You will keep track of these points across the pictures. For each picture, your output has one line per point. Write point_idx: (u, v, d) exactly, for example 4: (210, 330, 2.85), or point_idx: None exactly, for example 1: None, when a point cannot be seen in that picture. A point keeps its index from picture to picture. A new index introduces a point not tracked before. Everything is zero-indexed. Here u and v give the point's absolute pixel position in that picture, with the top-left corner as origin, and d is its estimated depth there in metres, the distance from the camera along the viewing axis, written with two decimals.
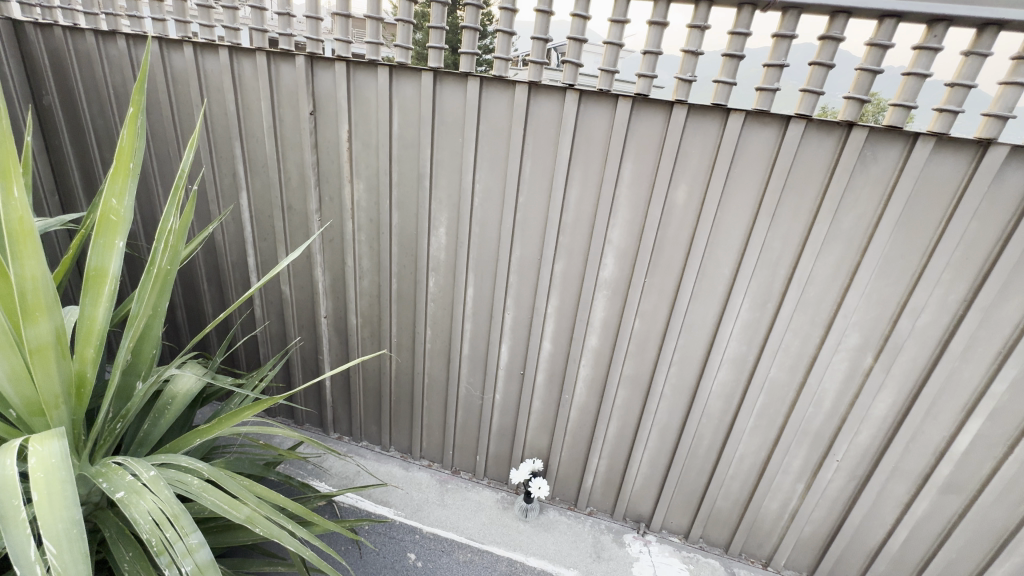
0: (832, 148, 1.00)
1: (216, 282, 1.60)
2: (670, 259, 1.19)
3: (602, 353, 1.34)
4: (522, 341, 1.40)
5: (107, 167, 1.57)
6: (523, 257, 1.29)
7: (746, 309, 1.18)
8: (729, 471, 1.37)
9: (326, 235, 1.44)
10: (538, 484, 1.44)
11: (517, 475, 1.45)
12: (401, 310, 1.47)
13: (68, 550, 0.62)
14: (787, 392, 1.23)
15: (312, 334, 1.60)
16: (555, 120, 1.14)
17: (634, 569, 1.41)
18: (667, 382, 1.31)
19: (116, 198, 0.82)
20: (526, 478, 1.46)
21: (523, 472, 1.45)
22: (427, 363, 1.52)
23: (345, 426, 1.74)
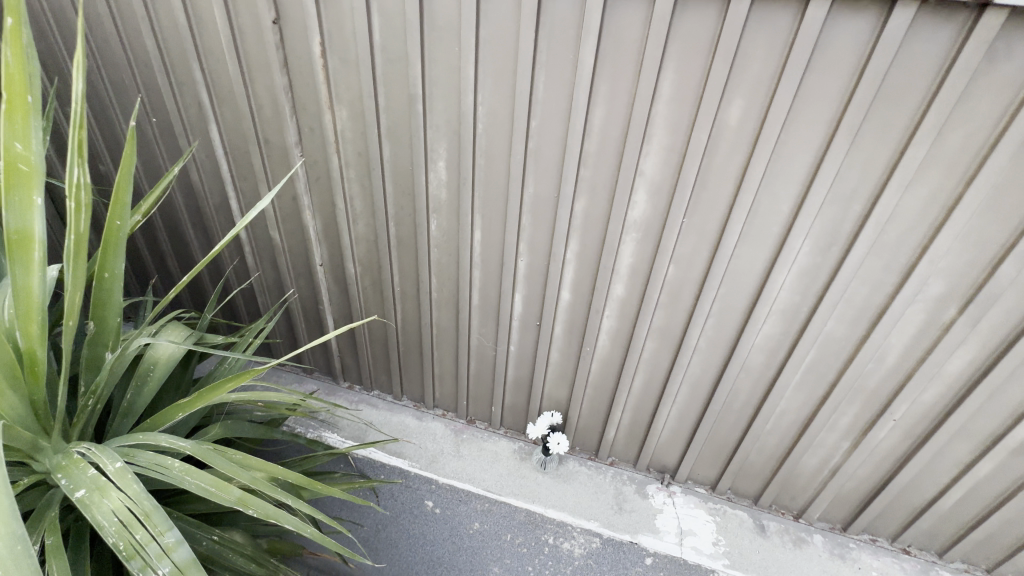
0: (950, 41, 0.75)
1: (202, 227, 1.47)
2: (714, 195, 0.98)
3: (628, 304, 1.18)
4: (538, 291, 1.24)
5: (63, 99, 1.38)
6: (538, 196, 1.10)
7: (804, 254, 0.98)
8: (766, 428, 1.26)
9: (311, 173, 1.25)
10: (557, 439, 1.35)
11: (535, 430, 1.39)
12: (402, 257, 1.32)
13: (15, 567, 0.54)
14: (843, 347, 1.07)
15: (309, 283, 1.47)
16: (575, 18, 0.89)
17: (656, 521, 1.37)
18: (702, 335, 1.16)
19: (21, 142, 0.64)
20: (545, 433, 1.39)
21: (541, 427, 1.39)
22: (435, 314, 1.40)
23: (354, 375, 1.66)
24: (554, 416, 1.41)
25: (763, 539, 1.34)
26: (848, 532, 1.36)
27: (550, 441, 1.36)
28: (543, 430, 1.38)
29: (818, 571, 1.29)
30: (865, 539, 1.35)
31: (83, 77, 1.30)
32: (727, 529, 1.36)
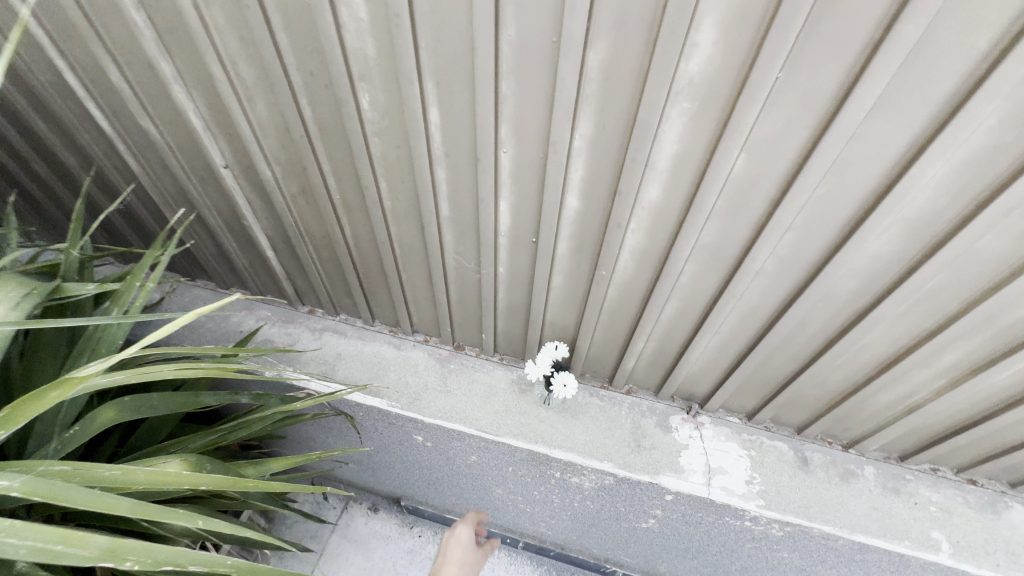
0: None
1: (54, 118, 1.04)
2: (843, 23, 0.54)
3: (665, 213, 0.80)
4: (532, 197, 0.85)
5: None
6: (526, 43, 0.66)
7: (981, 128, 0.58)
8: (834, 365, 0.97)
9: (164, 22, 0.79)
10: (561, 380, 1.08)
11: (534, 371, 1.11)
12: (332, 155, 0.90)
13: None
14: (989, 270, 0.71)
15: (221, 192, 1.08)
16: None
17: (681, 459, 1.16)
18: (772, 256, 0.79)
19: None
20: (547, 373, 1.11)
21: (542, 366, 1.11)
22: (393, 230, 1.02)
23: (313, 299, 1.36)
24: (558, 350, 1.12)
25: (805, 474, 1.15)
26: (905, 463, 1.16)
27: (553, 381, 1.09)
28: (545, 371, 1.10)
29: (868, 509, 1.11)
30: (924, 469, 1.16)
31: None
32: (763, 465, 1.16)
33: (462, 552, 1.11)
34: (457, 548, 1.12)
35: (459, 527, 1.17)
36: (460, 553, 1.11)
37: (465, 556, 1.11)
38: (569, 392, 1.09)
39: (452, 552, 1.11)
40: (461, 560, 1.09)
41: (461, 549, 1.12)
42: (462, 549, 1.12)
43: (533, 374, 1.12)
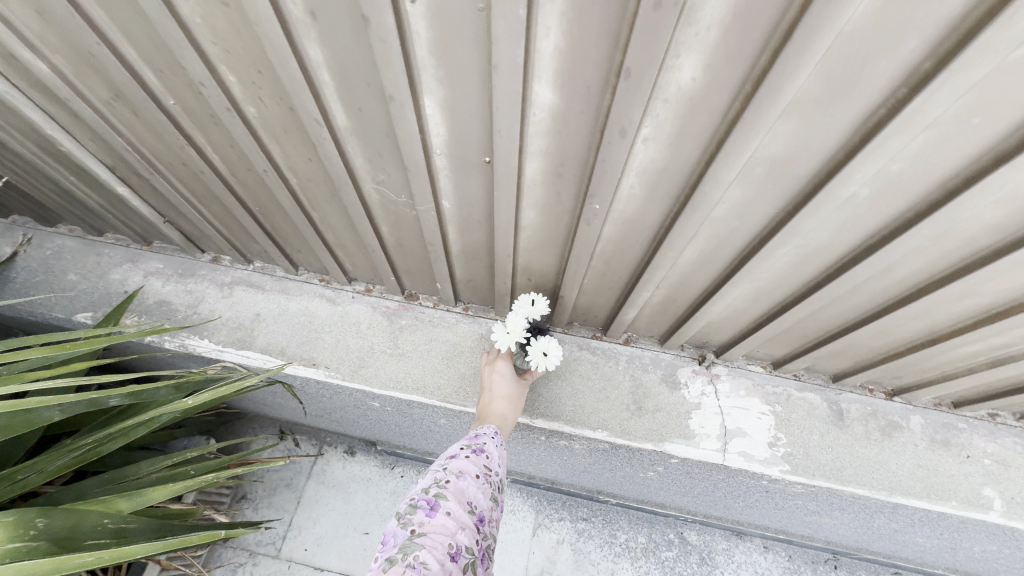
0: None
1: None
2: None
3: (704, 111, 0.47)
4: (476, 91, 0.51)
5: None
6: None
7: None
8: (913, 317, 0.70)
9: None
10: (540, 348, 0.82)
11: (503, 336, 0.84)
12: (132, 28, 0.53)
13: None
14: None
15: (4, 104, 0.70)
16: None
17: (692, 422, 0.95)
18: (873, 177, 0.48)
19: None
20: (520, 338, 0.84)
21: (513, 329, 0.83)
22: (276, 154, 0.67)
23: (215, 247, 1.04)
24: (534, 307, 0.84)
25: (841, 431, 0.95)
26: (958, 410, 0.96)
27: (529, 349, 0.82)
28: (517, 336, 0.83)
29: (912, 468, 0.92)
30: (980, 416, 0.97)
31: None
32: (789, 423, 0.95)
33: (506, 382, 0.83)
34: (498, 382, 0.83)
35: (489, 361, 0.88)
36: (506, 384, 0.83)
37: (509, 385, 0.83)
38: (551, 362, 0.82)
39: (493, 388, 0.82)
40: (508, 395, 0.81)
41: (503, 381, 0.83)
42: (504, 378, 0.84)
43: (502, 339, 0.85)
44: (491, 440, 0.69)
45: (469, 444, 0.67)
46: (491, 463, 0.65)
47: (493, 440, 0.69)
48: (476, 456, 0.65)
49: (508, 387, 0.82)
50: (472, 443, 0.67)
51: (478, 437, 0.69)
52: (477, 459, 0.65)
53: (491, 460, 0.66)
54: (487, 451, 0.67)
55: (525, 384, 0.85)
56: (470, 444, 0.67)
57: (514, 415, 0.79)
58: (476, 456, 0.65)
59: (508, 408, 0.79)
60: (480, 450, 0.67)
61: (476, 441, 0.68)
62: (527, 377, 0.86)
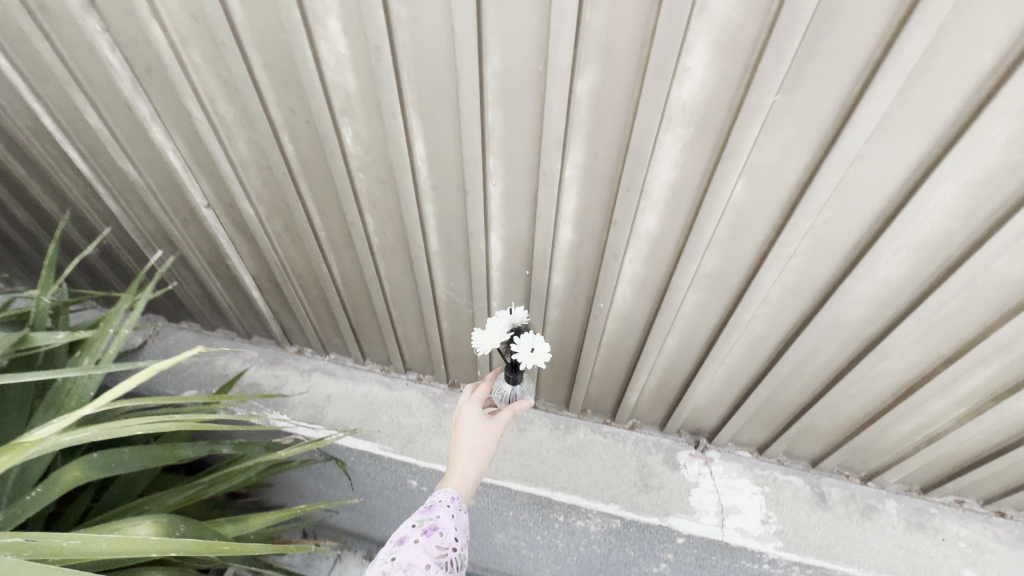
0: None
1: (29, 163, 1.01)
2: (844, 47, 0.51)
3: (664, 243, 0.77)
4: (525, 230, 0.82)
5: None
6: (510, 72, 0.64)
7: (992, 151, 0.54)
8: (848, 394, 0.92)
9: (139, 64, 0.76)
10: (526, 344, 0.72)
11: (484, 341, 0.75)
12: (318, 192, 0.87)
13: None
14: (1005, 297, 0.68)
15: (204, 233, 1.04)
16: None
17: (692, 499, 1.10)
18: (777, 285, 0.76)
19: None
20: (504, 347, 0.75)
21: (494, 328, 0.75)
22: (382, 267, 0.99)
23: (302, 340, 1.32)
24: (513, 314, 0.77)
25: (824, 512, 1.08)
26: (928, 495, 1.09)
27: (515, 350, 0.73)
28: (501, 338, 0.75)
29: (893, 548, 1.03)
30: (948, 501, 1.09)
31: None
32: (778, 502, 1.09)
33: (472, 433, 0.74)
34: (464, 432, 0.74)
35: (462, 402, 0.79)
36: (469, 435, 0.74)
37: (476, 436, 0.74)
38: (541, 357, 0.73)
39: (459, 440, 0.74)
40: (472, 450, 0.73)
41: (470, 431, 0.74)
42: (472, 426, 0.75)
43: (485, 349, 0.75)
44: (445, 510, 0.66)
45: (420, 522, 0.65)
46: (445, 542, 0.64)
47: (448, 509, 0.66)
48: (427, 537, 0.63)
49: (473, 439, 0.73)
50: (423, 520, 0.65)
51: (431, 509, 0.66)
52: (428, 542, 0.63)
53: (444, 537, 0.64)
54: (440, 527, 0.64)
55: (497, 431, 0.75)
56: (421, 522, 0.65)
57: (477, 475, 0.71)
58: (427, 538, 0.63)
59: (470, 467, 0.71)
60: (432, 529, 0.64)
61: (427, 517, 0.65)
62: (500, 421, 0.76)
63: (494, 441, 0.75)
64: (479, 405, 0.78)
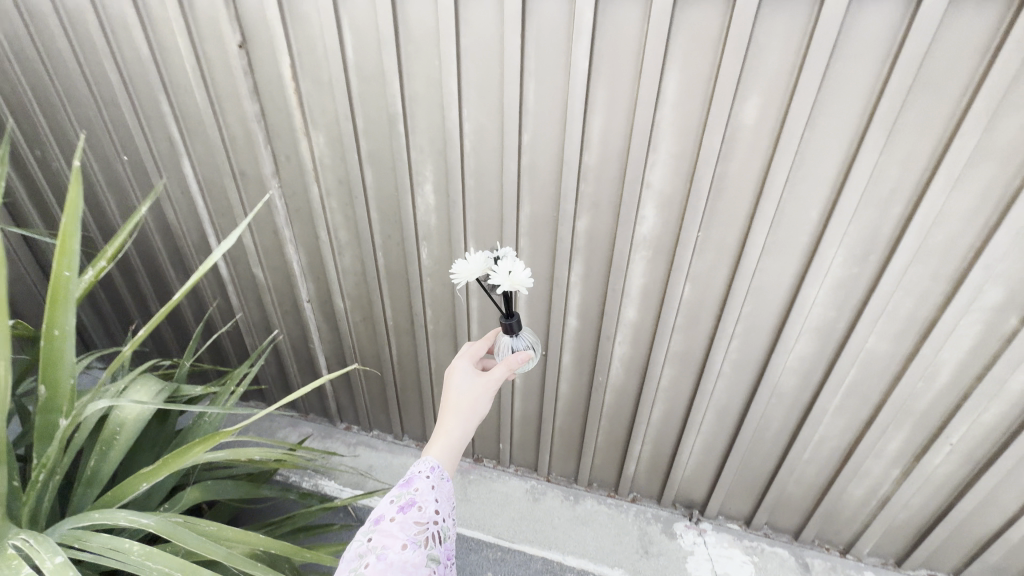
0: (997, 18, 0.65)
1: (182, 267, 1.39)
2: (733, 205, 0.88)
3: (643, 328, 1.07)
4: (542, 318, 1.14)
5: (39, 155, 1.33)
6: (535, 214, 1.01)
7: (838, 265, 0.87)
8: (804, 457, 1.13)
9: (291, 204, 1.17)
10: (504, 268, 0.71)
11: (470, 276, 0.73)
12: (393, 289, 1.22)
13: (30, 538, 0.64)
14: (887, 366, 0.95)
15: (297, 322, 1.37)
16: (564, 19, 0.81)
17: (688, 565, 1.24)
18: (727, 359, 1.04)
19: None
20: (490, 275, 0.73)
21: (475, 264, 0.72)
22: (431, 348, 1.29)
23: (352, 417, 1.56)
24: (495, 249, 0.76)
25: None
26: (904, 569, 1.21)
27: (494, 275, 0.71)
28: (485, 272, 0.72)
29: None
30: None
31: (43, 107, 1.21)
32: (766, 570, 1.22)
33: (462, 395, 0.70)
34: (454, 392, 0.71)
35: (456, 362, 0.76)
36: (456, 396, 0.70)
37: (466, 397, 0.70)
38: (524, 282, 0.70)
39: (448, 400, 0.71)
40: (460, 411, 0.69)
41: (459, 391, 0.71)
42: (463, 385, 0.72)
43: (472, 280, 0.74)
44: (425, 481, 0.62)
45: (398, 497, 0.60)
46: (424, 516, 0.59)
47: (428, 480, 0.62)
48: (404, 514, 0.58)
49: (461, 400, 0.70)
50: (401, 496, 0.60)
51: (410, 483, 0.62)
52: (405, 518, 0.58)
53: (424, 511, 0.59)
54: (419, 502, 0.60)
55: (487, 393, 0.71)
56: (399, 498, 0.60)
57: (463, 437, 0.68)
58: (405, 515, 0.58)
59: (457, 427, 0.68)
60: (410, 504, 0.59)
61: (405, 492, 0.61)
62: (493, 382, 0.73)
63: (484, 403, 0.71)
64: (468, 367, 0.74)
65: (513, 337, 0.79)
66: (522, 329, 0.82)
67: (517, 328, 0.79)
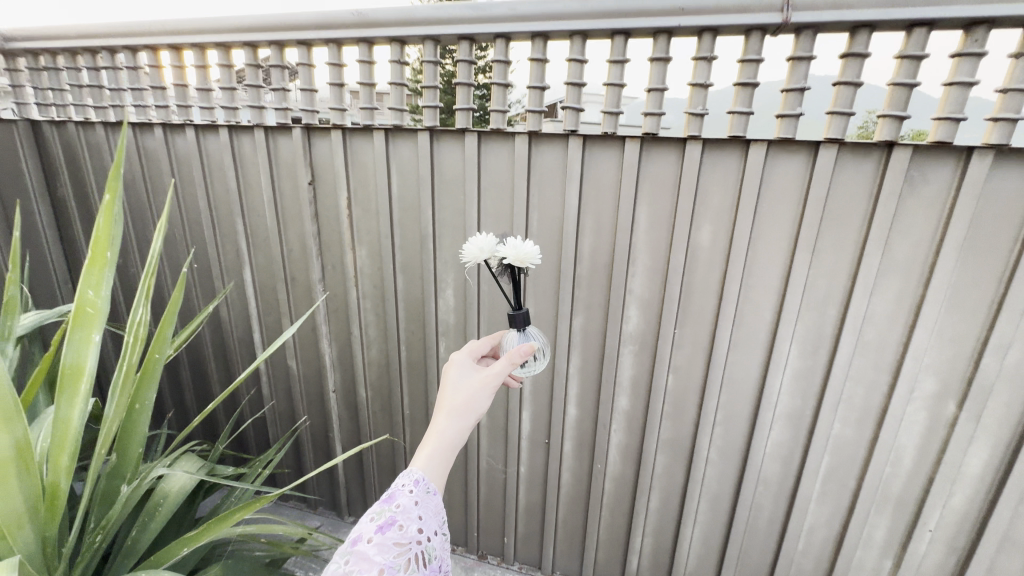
0: (873, 172, 0.88)
1: (223, 360, 1.56)
2: (701, 306, 1.07)
3: (635, 416, 1.20)
4: (545, 406, 1.28)
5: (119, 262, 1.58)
6: (538, 315, 1.20)
7: (794, 358, 1.03)
8: (798, 547, 1.17)
9: (330, 305, 1.38)
10: (514, 246, 0.74)
11: (480, 258, 0.77)
12: (412, 381, 1.37)
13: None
14: (855, 452, 1.05)
15: (320, 411, 1.50)
16: (560, 169, 1.08)
17: None
18: (713, 445, 1.16)
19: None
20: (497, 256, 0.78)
21: (484, 247, 0.76)
22: None
23: (360, 510, 1.60)
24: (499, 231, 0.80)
25: None
26: None
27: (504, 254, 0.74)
28: (493, 254, 0.77)
29: None
30: None
31: (134, 223, 1.49)
32: None
33: (458, 392, 0.71)
34: (451, 389, 0.72)
35: (456, 358, 0.77)
36: (453, 395, 0.70)
37: (462, 394, 0.71)
38: (532, 258, 0.75)
39: (444, 397, 0.71)
40: (455, 409, 0.69)
41: (455, 390, 0.71)
42: (461, 382, 0.73)
43: (481, 261, 0.78)
44: (407, 498, 0.61)
45: (378, 515, 0.59)
46: (405, 536, 0.58)
47: (411, 497, 0.61)
48: (383, 534, 0.58)
49: (458, 398, 0.70)
50: (381, 513, 0.60)
51: (392, 499, 0.61)
52: (384, 538, 0.57)
53: (405, 530, 0.59)
54: (400, 521, 0.59)
55: (487, 389, 0.72)
56: (379, 516, 0.59)
57: (456, 437, 0.68)
58: (383, 535, 0.58)
59: (450, 427, 0.68)
60: (390, 522, 0.59)
61: (386, 510, 0.60)
62: (492, 379, 0.73)
63: (483, 399, 0.71)
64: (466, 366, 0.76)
65: (520, 332, 0.82)
66: (530, 325, 0.84)
67: (523, 322, 0.82)
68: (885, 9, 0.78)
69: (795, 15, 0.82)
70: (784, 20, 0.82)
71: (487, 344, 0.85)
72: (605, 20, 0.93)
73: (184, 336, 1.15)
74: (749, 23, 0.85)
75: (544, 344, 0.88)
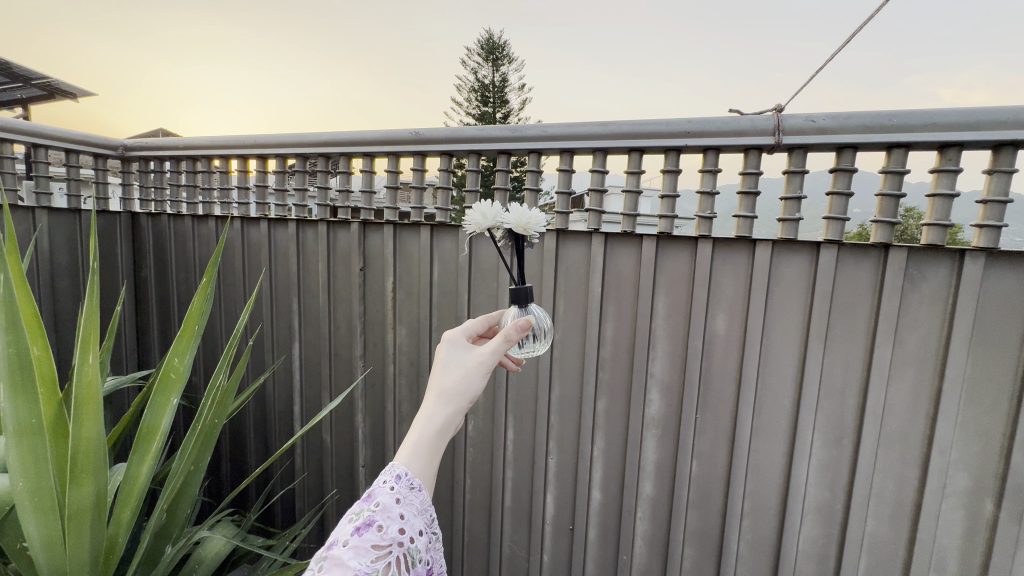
0: (874, 270, 0.96)
1: (262, 431, 1.65)
2: (721, 391, 1.11)
3: (659, 504, 1.20)
4: (569, 489, 1.29)
5: None
6: (564, 396, 1.27)
7: (818, 447, 1.04)
8: None
9: (368, 380, 1.47)
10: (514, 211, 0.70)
11: (483, 227, 0.72)
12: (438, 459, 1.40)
13: None
14: (893, 553, 1.01)
15: (348, 486, 1.54)
16: (584, 260, 1.21)
17: None
18: (741, 538, 1.13)
19: (37, 345, 0.71)
20: (500, 224, 0.72)
21: (485, 215, 0.70)
22: (467, 519, 1.44)
23: None
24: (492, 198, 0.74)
25: None
26: None
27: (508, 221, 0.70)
28: (496, 222, 0.71)
29: None
30: None
31: None
32: None
33: (448, 371, 0.60)
34: (440, 368, 0.61)
35: (450, 336, 0.66)
36: (445, 374, 0.60)
37: (452, 375, 0.60)
38: (538, 224, 0.72)
39: (434, 376, 0.61)
40: (443, 392, 0.59)
41: (446, 368, 0.61)
42: (451, 362, 0.62)
43: (483, 230, 0.73)
44: (388, 495, 0.50)
45: (355, 516, 0.49)
46: (385, 538, 0.48)
47: (392, 494, 0.51)
48: (360, 537, 0.47)
49: (447, 380, 0.60)
50: (359, 513, 0.49)
51: (371, 497, 0.50)
52: (361, 542, 0.47)
53: (384, 532, 0.48)
54: (380, 521, 0.48)
55: (480, 370, 0.61)
56: (356, 516, 0.49)
57: (445, 423, 0.58)
58: (361, 538, 0.47)
59: (438, 412, 0.57)
60: (367, 525, 0.48)
61: (363, 509, 0.49)
62: (486, 359, 0.62)
63: (476, 381, 0.61)
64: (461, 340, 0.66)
65: (524, 309, 0.76)
66: (535, 304, 0.78)
67: (526, 298, 0.76)
68: (863, 134, 0.90)
69: (786, 138, 0.96)
70: (776, 142, 0.97)
71: (484, 324, 0.77)
72: (622, 139, 1.10)
73: (236, 404, 1.24)
74: (747, 143, 1.00)
75: (546, 325, 0.79)
